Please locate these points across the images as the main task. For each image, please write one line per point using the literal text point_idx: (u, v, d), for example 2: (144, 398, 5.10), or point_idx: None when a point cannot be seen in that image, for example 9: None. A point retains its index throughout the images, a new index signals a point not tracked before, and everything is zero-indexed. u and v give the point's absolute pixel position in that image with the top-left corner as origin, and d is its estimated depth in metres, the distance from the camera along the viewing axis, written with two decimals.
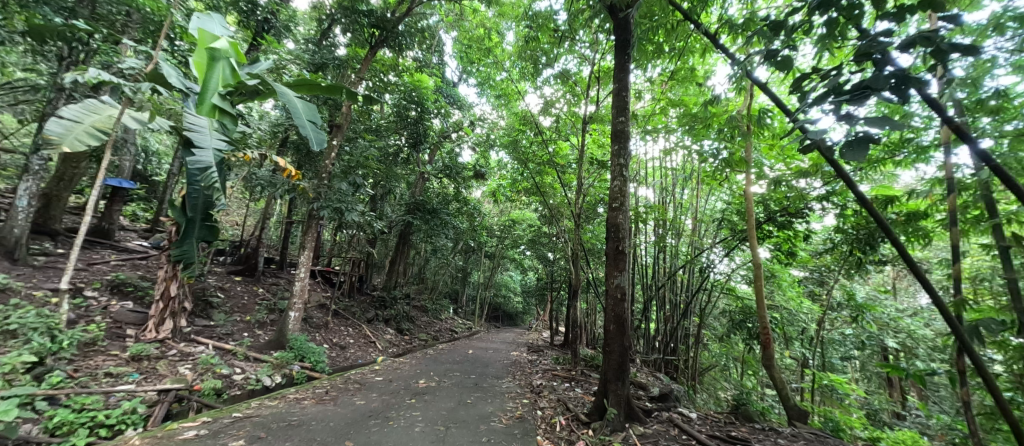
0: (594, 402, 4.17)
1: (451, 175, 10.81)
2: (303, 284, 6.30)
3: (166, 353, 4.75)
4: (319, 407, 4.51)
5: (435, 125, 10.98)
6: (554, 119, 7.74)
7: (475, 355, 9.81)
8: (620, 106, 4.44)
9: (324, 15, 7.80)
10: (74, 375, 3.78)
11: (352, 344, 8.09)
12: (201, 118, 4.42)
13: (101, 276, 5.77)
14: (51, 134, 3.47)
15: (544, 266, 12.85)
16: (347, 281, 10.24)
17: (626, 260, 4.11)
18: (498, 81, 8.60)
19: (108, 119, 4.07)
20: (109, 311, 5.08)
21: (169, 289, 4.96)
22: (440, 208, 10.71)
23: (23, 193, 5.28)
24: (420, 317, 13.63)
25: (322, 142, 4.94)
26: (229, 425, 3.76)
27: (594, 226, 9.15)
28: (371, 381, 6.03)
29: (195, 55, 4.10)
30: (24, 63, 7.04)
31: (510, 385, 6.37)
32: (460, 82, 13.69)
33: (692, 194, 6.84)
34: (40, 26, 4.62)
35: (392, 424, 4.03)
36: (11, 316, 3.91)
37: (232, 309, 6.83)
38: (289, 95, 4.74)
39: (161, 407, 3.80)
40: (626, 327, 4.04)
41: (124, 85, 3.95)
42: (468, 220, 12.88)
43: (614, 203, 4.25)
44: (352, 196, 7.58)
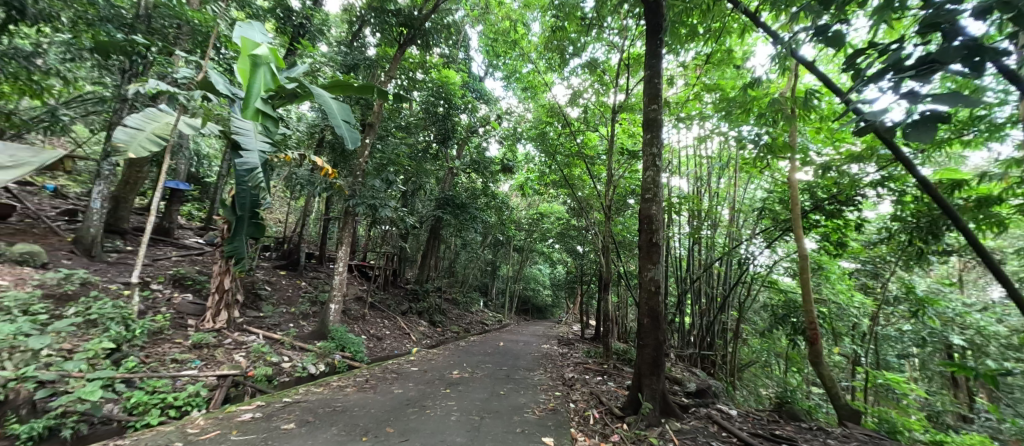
0: (628, 397, 4.13)
1: (480, 169, 10.92)
2: (341, 278, 6.59)
3: (222, 342, 5.12)
4: (361, 394, 4.74)
5: (463, 120, 11.07)
6: (582, 110, 7.62)
7: (505, 348, 9.92)
8: (651, 93, 4.25)
9: (355, 17, 8.13)
10: (146, 360, 4.15)
11: (388, 335, 8.39)
12: (246, 122, 4.70)
13: (164, 271, 6.29)
14: (119, 141, 3.81)
15: (574, 260, 12.71)
16: (381, 275, 10.60)
17: (660, 252, 3.99)
18: (524, 73, 8.54)
19: (166, 126, 4.38)
20: (173, 302, 5.53)
21: (223, 283, 5.36)
22: (469, 203, 10.87)
23: (97, 196, 5.81)
24: (451, 309, 13.89)
25: (357, 141, 5.17)
26: (281, 409, 4.04)
27: (625, 219, 8.97)
28: (408, 371, 6.26)
29: (240, 63, 4.33)
30: (92, 76, 7.72)
31: (542, 377, 6.40)
32: (486, 76, 13.74)
33: (729, 183, 6.55)
34: (105, 43, 5.10)
35: (429, 412, 4.16)
36: (91, 306, 4.32)
37: (278, 301, 7.27)
38: (325, 97, 4.93)
39: (221, 391, 4.13)
40: (661, 321, 3.95)
41: (179, 94, 4.24)
42: (497, 214, 12.96)
43: (647, 194, 4.14)
44: (385, 192, 7.82)
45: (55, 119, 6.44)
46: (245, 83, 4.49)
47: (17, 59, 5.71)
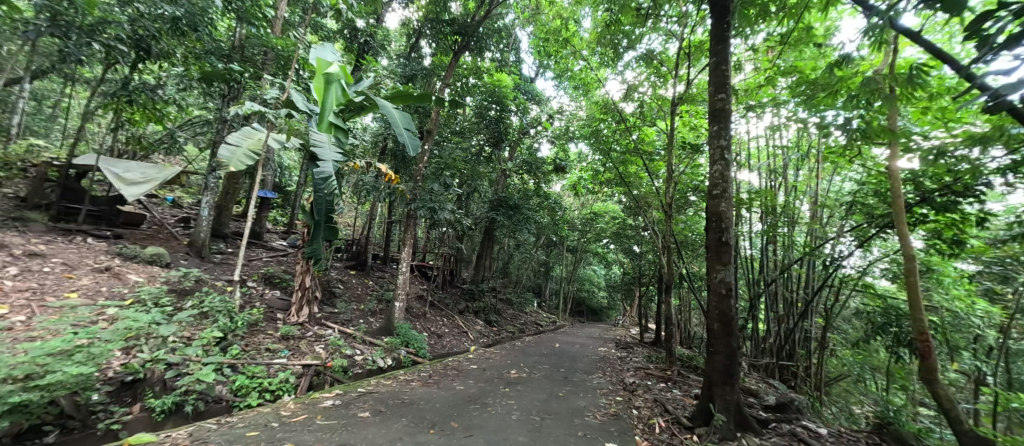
0: (698, 406, 3.89)
1: (532, 170, 10.96)
2: (405, 277, 6.97)
3: (305, 334, 5.66)
4: (425, 389, 4.98)
5: (515, 122, 11.18)
6: (637, 104, 7.31)
7: (561, 350, 9.83)
8: (718, 82, 3.95)
9: (412, 30, 8.64)
10: (246, 348, 4.72)
11: (447, 333, 8.73)
12: (322, 134, 5.12)
13: (257, 271, 7.10)
14: (224, 158, 4.40)
15: (631, 260, 12.25)
16: (440, 275, 11.04)
17: (731, 253, 3.71)
18: (575, 71, 8.44)
19: (258, 142, 4.95)
20: (264, 298, 6.22)
21: (305, 281, 5.92)
22: (522, 203, 10.95)
23: (205, 204, 6.73)
24: (507, 309, 14.06)
25: (417, 148, 5.47)
26: (356, 398, 4.37)
27: (687, 217, 8.45)
28: (467, 369, 6.46)
29: (315, 82, 4.78)
30: (199, 102, 8.95)
31: (601, 381, 6.24)
32: (537, 77, 13.76)
33: (809, 175, 5.91)
34: (210, 72, 5.89)
35: (490, 410, 4.25)
36: (202, 300, 4.99)
37: (350, 298, 7.88)
38: (389, 107, 5.27)
39: (306, 379, 4.59)
40: (733, 327, 3.66)
41: (268, 114, 4.77)
42: (550, 215, 12.89)
43: (714, 190, 3.86)
44: (443, 196, 8.14)
45: (174, 140, 7.57)
46: (320, 100, 4.95)
47: (145, 92, 6.81)
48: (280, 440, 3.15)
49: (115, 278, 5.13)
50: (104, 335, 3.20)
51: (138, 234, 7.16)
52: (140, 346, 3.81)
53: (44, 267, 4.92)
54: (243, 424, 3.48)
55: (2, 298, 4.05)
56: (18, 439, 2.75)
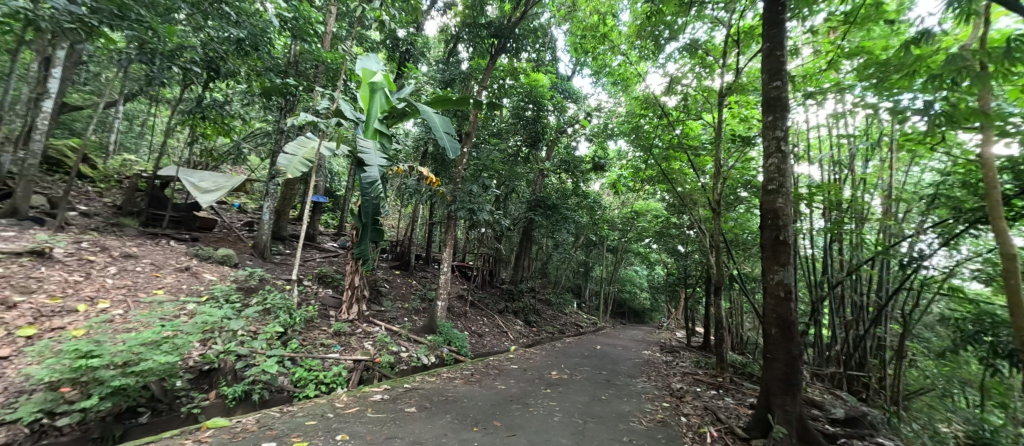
0: (754, 416, 3.65)
1: (570, 169, 10.85)
2: (447, 277, 7.14)
3: (355, 330, 5.96)
4: (468, 387, 5.07)
5: (552, 121, 11.13)
6: (680, 97, 7.01)
7: (602, 352, 9.61)
8: (773, 69, 3.68)
9: (450, 35, 8.85)
10: (303, 343, 5.05)
11: (488, 333, 8.84)
12: (368, 141, 5.39)
13: (312, 271, 7.58)
14: (282, 166, 4.73)
15: (675, 261, 11.76)
16: (480, 275, 11.22)
17: (789, 252, 3.45)
18: (614, 67, 8.24)
19: (312, 150, 5.28)
20: (318, 296, 6.62)
21: (354, 280, 6.23)
22: (560, 203, 10.85)
23: (266, 209, 7.28)
24: (546, 310, 13.99)
25: (457, 151, 5.58)
26: (403, 393, 4.55)
27: (737, 215, 7.97)
28: (508, 369, 6.50)
29: (361, 91, 5.30)
30: (259, 114, 9.71)
31: (646, 386, 6.04)
32: (574, 74, 13.60)
33: (879, 166, 5.37)
34: (270, 87, 6.37)
35: (532, 411, 4.25)
36: (265, 297, 5.40)
37: (395, 297, 8.20)
38: (429, 112, 5.45)
39: (356, 374, 4.83)
40: (794, 332, 3.40)
41: (320, 123, 5.08)
42: (589, 214, 12.69)
43: (770, 185, 3.62)
44: (482, 197, 8.26)
45: (239, 151, 8.27)
46: (366, 107, 5.44)
47: (215, 108, 7.50)
48: (335, 431, 3.35)
49: (192, 276, 5.70)
50: (185, 327, 3.57)
51: (210, 237, 7.91)
52: (215, 338, 4.21)
53: (136, 266, 5.55)
54: (302, 414, 3.73)
55: (104, 293, 4.63)
56: (119, 418, 3.11)
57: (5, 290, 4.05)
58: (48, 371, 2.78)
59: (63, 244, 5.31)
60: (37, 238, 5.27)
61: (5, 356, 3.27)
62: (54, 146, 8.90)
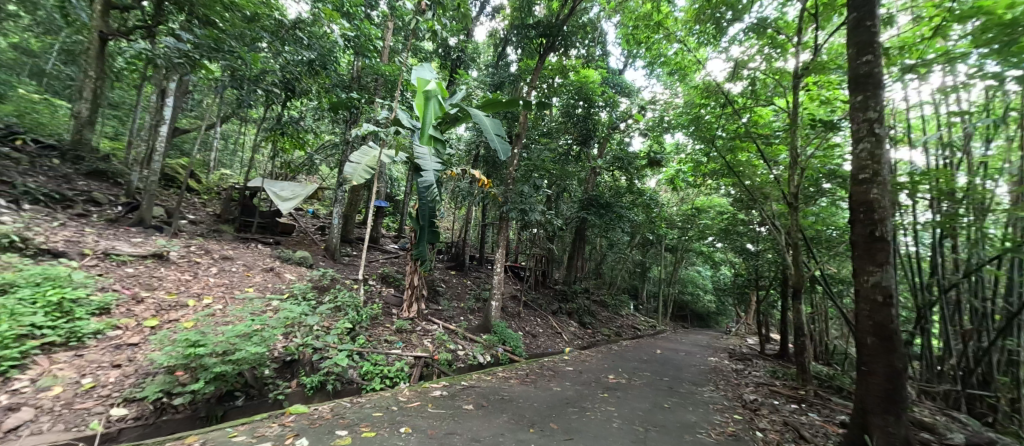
0: (846, 436, 3.24)
1: (624, 166, 10.48)
2: (501, 277, 7.21)
3: (415, 328, 6.23)
4: (524, 387, 5.08)
5: (603, 118, 10.83)
6: (747, 83, 6.47)
7: (663, 357, 9.12)
8: (862, 41, 3.24)
9: (499, 39, 8.99)
10: (369, 338, 5.39)
11: (542, 333, 8.80)
12: (423, 147, 5.60)
13: (375, 271, 8.07)
14: (348, 174, 5.08)
15: (744, 260, 10.85)
16: (532, 276, 11.25)
17: (888, 251, 3.00)
18: (670, 56, 7.83)
19: (373, 158, 5.61)
20: (382, 295, 7.02)
21: (414, 280, 6.51)
22: (613, 201, 10.51)
23: (335, 214, 7.87)
24: (602, 311, 13.62)
25: (508, 152, 5.60)
26: (460, 391, 4.67)
27: (818, 209, 7.16)
28: (563, 370, 6.42)
29: (416, 99, 5.43)
30: (329, 127, 10.57)
31: (714, 395, 5.63)
32: (627, 67, 13.13)
33: (1006, 148, 4.51)
34: (337, 102, 6.90)
35: (589, 415, 4.14)
36: (336, 295, 5.85)
37: (451, 296, 8.48)
38: (480, 116, 5.54)
39: (417, 369, 5.06)
40: (896, 342, 2.96)
41: (380, 132, 5.37)
42: (645, 213, 12.15)
43: (861, 174, 3.19)
44: (533, 197, 8.26)
45: (312, 162, 9.06)
46: (421, 115, 5.57)
47: (291, 124, 8.30)
48: (399, 423, 3.52)
49: (276, 276, 6.33)
50: (270, 322, 3.95)
51: (290, 241, 8.74)
52: (295, 332, 4.59)
53: (231, 267, 6.30)
54: (369, 405, 3.97)
55: (207, 291, 5.31)
56: (220, 400, 3.52)
57: (134, 287, 4.79)
58: (166, 357, 3.26)
59: (176, 248, 6.18)
60: (156, 243, 6.19)
61: (135, 343, 3.86)
62: (169, 164, 10.40)
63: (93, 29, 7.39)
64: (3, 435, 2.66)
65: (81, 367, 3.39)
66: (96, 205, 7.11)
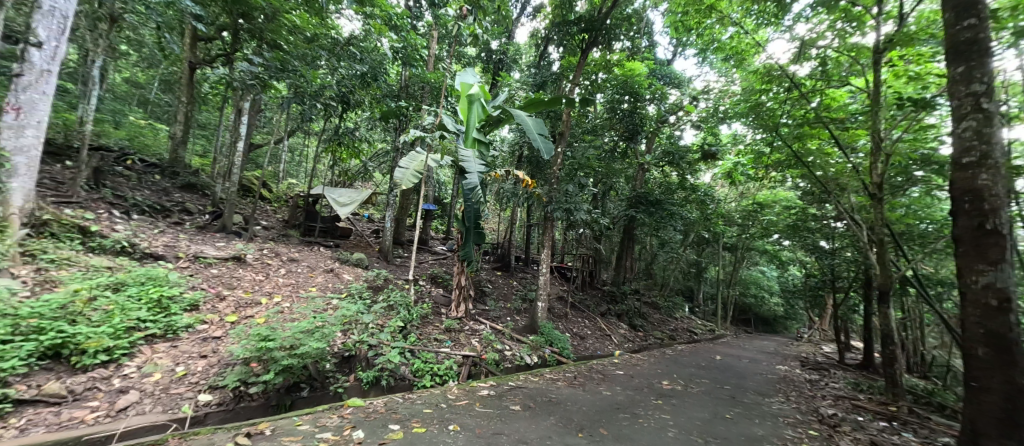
0: None
1: (675, 161, 9.96)
2: (547, 278, 7.11)
3: (463, 327, 6.33)
4: (572, 390, 4.96)
5: (651, 111, 10.38)
6: (817, 63, 5.85)
7: (724, 363, 8.53)
8: (963, 3, 2.80)
9: (540, 39, 8.93)
10: (420, 336, 5.55)
11: (590, 335, 8.59)
12: (467, 150, 5.67)
13: (425, 272, 8.33)
14: (398, 179, 5.27)
15: (816, 259, 9.84)
16: (580, 276, 11.04)
17: (1004, 247, 2.54)
18: (724, 41, 7.34)
19: (421, 163, 5.76)
20: (431, 295, 7.23)
21: (461, 280, 6.61)
22: (664, 198, 10.02)
23: (387, 217, 8.22)
24: (654, 313, 13.06)
25: (551, 151, 5.53)
26: (508, 391, 4.66)
27: (907, 200, 6.30)
28: (613, 374, 6.19)
29: (460, 104, 5.50)
30: (380, 136, 11.12)
31: (783, 407, 5.14)
32: (676, 57, 12.48)
33: None
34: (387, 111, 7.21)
35: (642, 422, 3.95)
36: (389, 295, 6.10)
37: (498, 297, 8.54)
38: (522, 116, 5.52)
39: (465, 368, 5.14)
40: (1017, 355, 2.50)
41: (427, 138, 5.51)
42: (700, 210, 11.44)
43: (966, 157, 2.75)
44: (578, 196, 8.12)
45: (365, 170, 9.58)
46: (465, 119, 5.66)
47: (346, 133, 8.82)
48: (447, 420, 3.57)
49: (336, 276, 6.75)
50: (330, 319, 4.18)
51: (348, 244, 9.30)
52: (352, 329, 4.82)
53: (297, 268, 6.80)
54: (420, 401, 4.08)
55: (278, 290, 5.77)
56: (288, 391, 3.78)
57: (218, 286, 5.32)
58: (243, 349, 3.56)
59: (251, 251, 6.79)
60: (236, 246, 6.84)
61: (219, 336, 4.26)
62: (245, 176, 11.52)
63: (184, 59, 8.38)
64: (115, 414, 3.04)
65: (176, 357, 3.79)
66: (189, 213, 8.02)
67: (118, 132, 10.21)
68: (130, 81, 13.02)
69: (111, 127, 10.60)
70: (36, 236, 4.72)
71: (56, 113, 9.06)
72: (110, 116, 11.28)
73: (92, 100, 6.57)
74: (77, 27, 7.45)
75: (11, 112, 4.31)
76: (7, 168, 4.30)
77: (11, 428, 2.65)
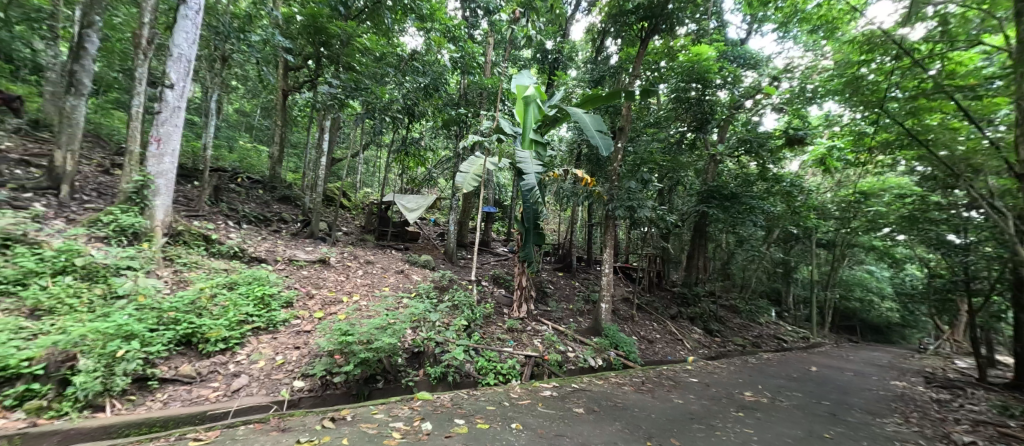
0: None
1: (752, 150, 9.09)
2: (609, 279, 6.91)
3: (525, 328, 6.39)
4: (639, 396, 4.77)
5: (723, 97, 9.61)
6: (936, 24, 4.93)
7: (819, 375, 7.58)
8: None
9: (597, 33, 8.73)
10: (483, 335, 5.71)
11: (659, 339, 8.16)
12: (524, 151, 5.72)
13: (487, 273, 8.58)
14: (458, 183, 5.49)
15: (941, 255, 8.33)
16: (646, 277, 10.54)
17: None
18: (811, 11, 6.77)
19: (480, 166, 5.93)
20: (494, 295, 7.42)
21: (522, 281, 6.69)
22: (741, 191, 9.19)
23: (450, 221, 8.59)
24: (733, 317, 12.01)
25: (610, 147, 5.36)
26: (571, 393, 4.62)
27: None
28: (686, 382, 5.83)
29: (517, 106, 5.55)
30: (443, 143, 11.68)
31: (898, 429, 4.44)
32: (751, 36, 11.47)
33: None
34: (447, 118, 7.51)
35: (720, 435, 3.67)
36: (454, 295, 6.38)
37: (560, 298, 8.49)
38: (579, 113, 5.45)
39: (528, 368, 5.21)
40: None
41: (484, 142, 5.65)
42: (786, 202, 10.30)
43: None
44: (642, 193, 7.78)
45: (430, 176, 10.13)
46: (522, 121, 5.74)
47: (411, 143, 9.36)
48: (511, 419, 3.64)
49: (406, 277, 7.22)
50: (401, 316, 4.47)
51: (416, 247, 9.89)
52: (420, 327, 5.09)
53: (373, 269, 7.40)
54: (484, 398, 4.21)
55: (356, 289, 6.33)
56: (366, 382, 4.12)
57: (308, 286, 5.98)
58: (327, 343, 3.95)
59: (334, 254, 7.53)
60: (321, 250, 7.64)
61: (309, 330, 4.77)
62: (328, 187, 12.81)
63: (279, 87, 9.56)
64: (231, 394, 3.58)
65: (276, 347, 4.31)
66: (284, 222, 9.13)
67: (231, 155, 11.97)
68: (238, 110, 15.20)
69: (226, 151, 12.46)
70: (174, 244, 5.68)
71: (186, 142, 10.88)
72: (225, 141, 13.28)
73: (210, 128, 7.74)
74: (199, 68, 8.89)
75: (154, 143, 5.27)
76: (153, 188, 5.26)
77: (157, 402, 3.26)
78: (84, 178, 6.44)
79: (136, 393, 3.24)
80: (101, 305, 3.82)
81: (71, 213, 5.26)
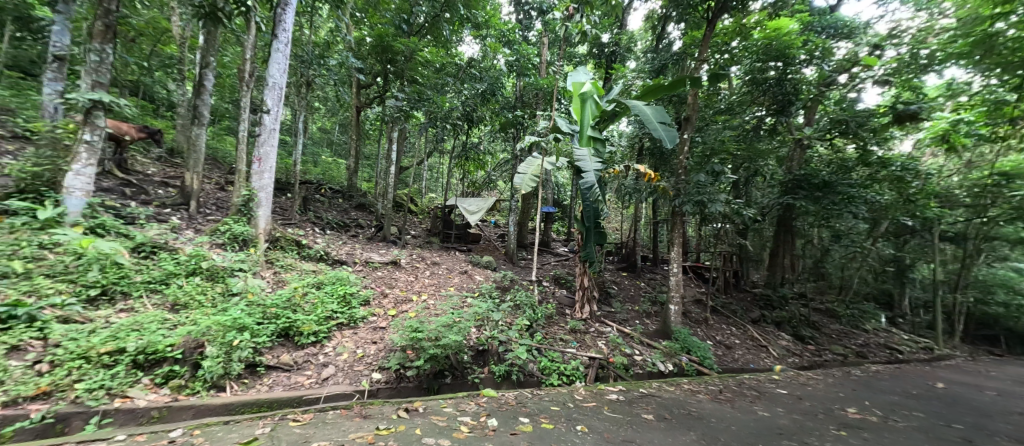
0: None
1: (848, 132, 7.99)
2: (678, 279, 6.54)
3: (589, 329, 6.27)
4: (716, 405, 4.46)
5: (809, 75, 8.59)
6: None
7: (943, 392, 6.46)
8: None
9: (656, 20, 8.31)
10: (546, 335, 5.73)
11: (738, 345, 7.53)
12: (582, 149, 5.64)
13: (548, 273, 8.59)
14: (517, 184, 5.57)
15: None
16: (720, 277, 9.79)
17: None
18: None
19: (537, 166, 5.97)
20: (556, 295, 7.42)
21: (584, 281, 6.60)
22: (835, 180, 8.14)
23: (511, 222, 8.75)
24: (828, 322, 10.67)
25: (675, 138, 5.10)
26: (639, 398, 4.46)
27: None
28: (772, 392, 5.31)
29: (573, 103, 5.51)
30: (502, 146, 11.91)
31: None
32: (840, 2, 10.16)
33: None
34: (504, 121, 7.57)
35: None
36: (515, 295, 6.49)
37: (624, 299, 8.23)
38: (640, 105, 5.25)
39: (592, 370, 5.13)
40: None
41: (541, 142, 5.67)
42: (893, 189, 8.92)
43: None
44: (713, 186, 7.22)
45: (490, 179, 10.40)
46: (579, 118, 5.67)
47: (470, 148, 9.69)
48: (576, 420, 3.62)
49: (470, 277, 7.50)
50: (466, 315, 4.65)
51: (479, 249, 10.22)
52: (484, 325, 5.26)
53: (439, 270, 7.81)
54: (548, 399, 4.23)
55: (424, 289, 6.73)
56: (435, 377, 4.35)
57: (382, 286, 6.48)
58: (399, 339, 4.25)
59: (404, 256, 8.07)
60: (393, 253, 8.23)
61: (384, 326, 5.17)
62: (397, 194, 13.76)
63: (353, 104, 10.47)
64: (321, 381, 4.02)
65: (357, 341, 4.73)
66: (361, 228, 10.00)
67: (316, 169, 13.40)
68: (320, 128, 16.94)
69: (312, 166, 13.98)
70: (274, 248, 6.51)
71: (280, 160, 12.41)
72: (311, 157, 14.91)
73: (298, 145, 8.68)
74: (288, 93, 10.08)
75: (257, 161, 6.07)
76: (256, 201, 6.07)
77: (264, 385, 3.78)
78: (207, 195, 7.65)
79: (249, 377, 3.78)
80: (221, 301, 4.51)
81: (198, 223, 6.28)
